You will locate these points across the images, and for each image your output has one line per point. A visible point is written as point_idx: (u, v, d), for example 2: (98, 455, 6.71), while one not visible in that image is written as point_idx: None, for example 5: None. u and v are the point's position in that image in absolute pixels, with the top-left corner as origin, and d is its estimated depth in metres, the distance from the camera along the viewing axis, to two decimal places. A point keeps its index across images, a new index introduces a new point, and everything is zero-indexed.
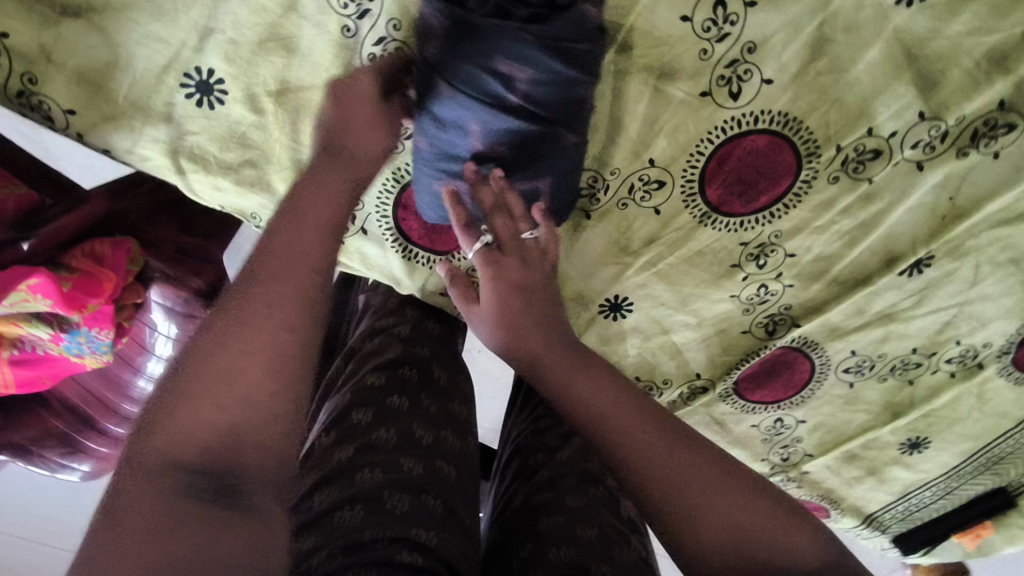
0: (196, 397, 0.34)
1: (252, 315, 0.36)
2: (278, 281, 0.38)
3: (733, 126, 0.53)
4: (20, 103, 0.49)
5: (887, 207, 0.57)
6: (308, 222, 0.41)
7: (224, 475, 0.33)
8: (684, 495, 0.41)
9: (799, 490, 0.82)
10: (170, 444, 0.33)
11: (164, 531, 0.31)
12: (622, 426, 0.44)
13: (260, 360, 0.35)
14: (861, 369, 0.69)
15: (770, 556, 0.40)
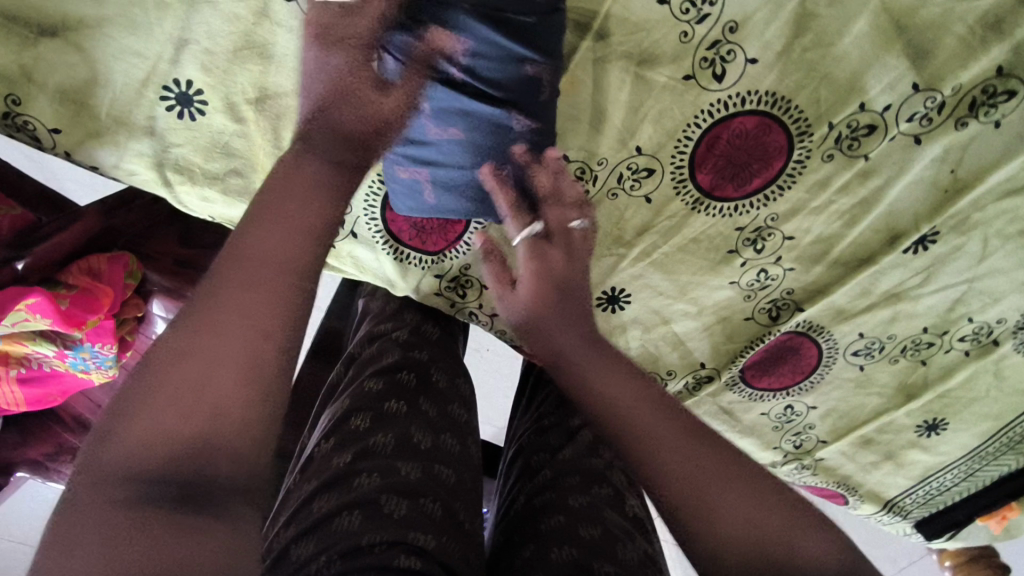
0: (160, 402, 0.32)
1: (227, 316, 0.34)
2: (255, 284, 0.36)
3: (719, 108, 0.52)
4: (7, 125, 0.49)
5: (886, 183, 0.55)
6: (283, 218, 0.38)
7: (191, 482, 0.31)
8: (696, 490, 0.38)
9: (815, 478, 0.79)
10: (132, 452, 0.31)
11: (121, 542, 0.28)
12: (633, 417, 0.41)
13: (233, 364, 0.33)
14: (871, 351, 0.67)
15: (790, 556, 0.36)
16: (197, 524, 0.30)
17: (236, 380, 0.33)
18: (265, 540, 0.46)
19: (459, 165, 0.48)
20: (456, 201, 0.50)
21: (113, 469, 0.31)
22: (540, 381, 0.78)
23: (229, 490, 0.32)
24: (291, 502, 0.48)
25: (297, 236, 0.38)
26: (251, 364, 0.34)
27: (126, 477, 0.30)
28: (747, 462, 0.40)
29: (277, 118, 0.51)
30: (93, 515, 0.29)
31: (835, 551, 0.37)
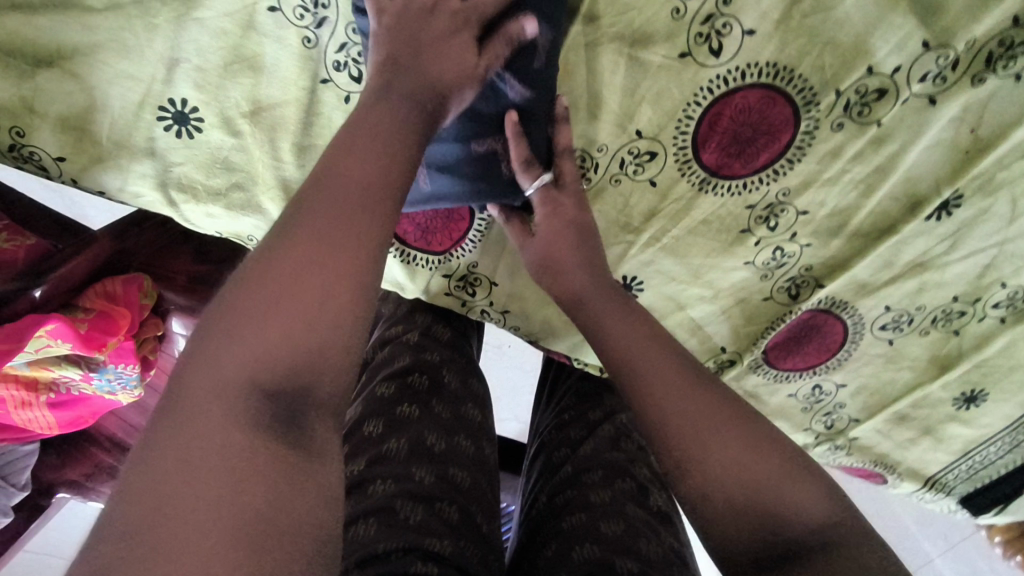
0: (262, 320, 0.31)
1: (326, 241, 0.33)
2: (357, 212, 0.34)
3: (719, 84, 0.51)
4: (14, 156, 0.50)
5: (903, 148, 0.52)
6: (375, 146, 0.37)
7: (297, 404, 0.31)
8: (694, 436, 0.40)
9: (849, 459, 0.76)
10: (245, 364, 0.30)
11: (240, 462, 0.28)
12: (643, 361, 0.44)
13: (336, 292, 0.32)
14: (899, 325, 0.65)
15: (780, 504, 0.38)
16: (303, 459, 0.29)
17: (339, 310, 0.32)
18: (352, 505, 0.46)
19: (453, 141, 0.48)
20: (454, 183, 0.50)
21: (218, 386, 0.30)
22: (559, 375, 0.77)
23: (324, 416, 0.31)
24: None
25: (387, 163, 0.37)
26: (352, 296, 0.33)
27: (235, 392, 0.30)
28: (751, 421, 0.41)
29: (273, 129, 0.51)
30: (210, 433, 0.28)
31: (821, 509, 0.38)
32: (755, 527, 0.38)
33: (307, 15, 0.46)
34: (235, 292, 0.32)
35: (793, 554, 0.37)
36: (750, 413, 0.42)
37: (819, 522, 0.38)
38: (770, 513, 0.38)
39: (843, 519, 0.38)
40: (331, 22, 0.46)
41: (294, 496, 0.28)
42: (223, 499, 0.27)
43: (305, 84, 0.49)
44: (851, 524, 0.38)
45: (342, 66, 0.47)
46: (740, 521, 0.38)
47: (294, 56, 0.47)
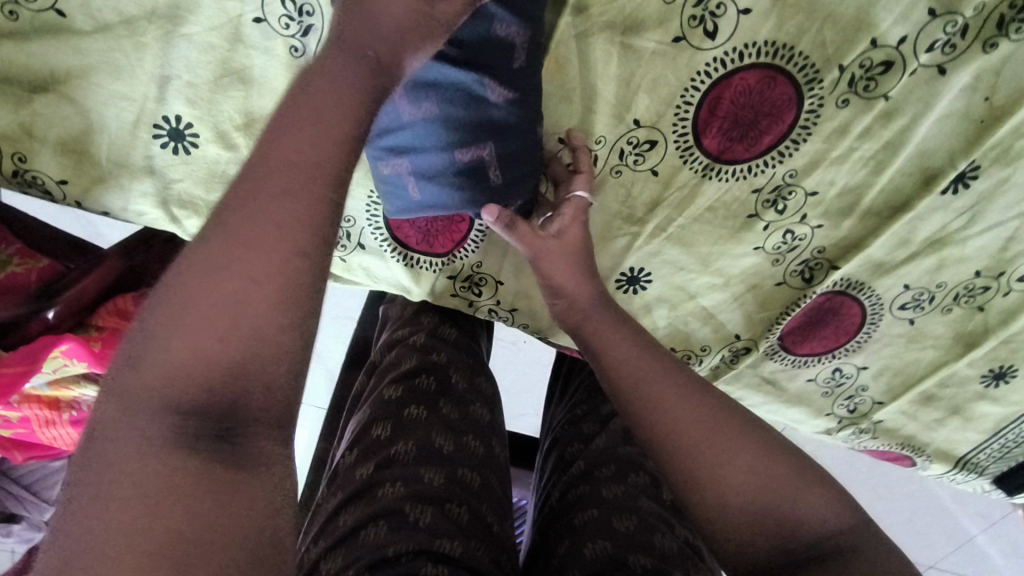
0: (180, 331, 0.31)
1: (255, 243, 0.33)
2: (284, 199, 0.33)
3: (717, 67, 0.49)
4: (18, 182, 0.51)
5: (913, 121, 0.50)
6: (308, 121, 0.34)
7: (222, 420, 0.32)
8: (702, 450, 0.41)
9: (875, 442, 0.75)
10: (176, 373, 0.31)
11: (161, 482, 0.29)
12: (649, 378, 0.45)
13: (264, 294, 0.32)
14: (920, 303, 0.63)
15: (796, 510, 0.40)
16: (228, 475, 0.31)
17: (269, 313, 0.32)
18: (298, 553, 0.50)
19: (439, 150, 0.47)
20: (443, 191, 0.50)
21: (134, 405, 0.31)
22: (573, 369, 0.77)
23: (257, 429, 0.32)
24: (320, 515, 0.51)
25: (324, 142, 0.34)
26: (281, 299, 0.32)
27: (152, 411, 0.31)
28: (759, 430, 0.43)
29: None
30: (128, 456, 0.30)
31: (833, 514, 0.40)
32: (769, 538, 0.39)
33: (292, 24, 0.45)
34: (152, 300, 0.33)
35: (810, 563, 0.38)
36: (758, 424, 0.43)
37: (833, 529, 0.39)
38: (784, 524, 0.40)
39: (853, 524, 0.40)
40: (316, 30, 0.45)
41: (214, 514, 0.29)
42: (140, 520, 0.28)
43: None
44: (865, 527, 0.40)
45: None
46: (756, 527, 0.40)
47: (282, 66, 0.47)
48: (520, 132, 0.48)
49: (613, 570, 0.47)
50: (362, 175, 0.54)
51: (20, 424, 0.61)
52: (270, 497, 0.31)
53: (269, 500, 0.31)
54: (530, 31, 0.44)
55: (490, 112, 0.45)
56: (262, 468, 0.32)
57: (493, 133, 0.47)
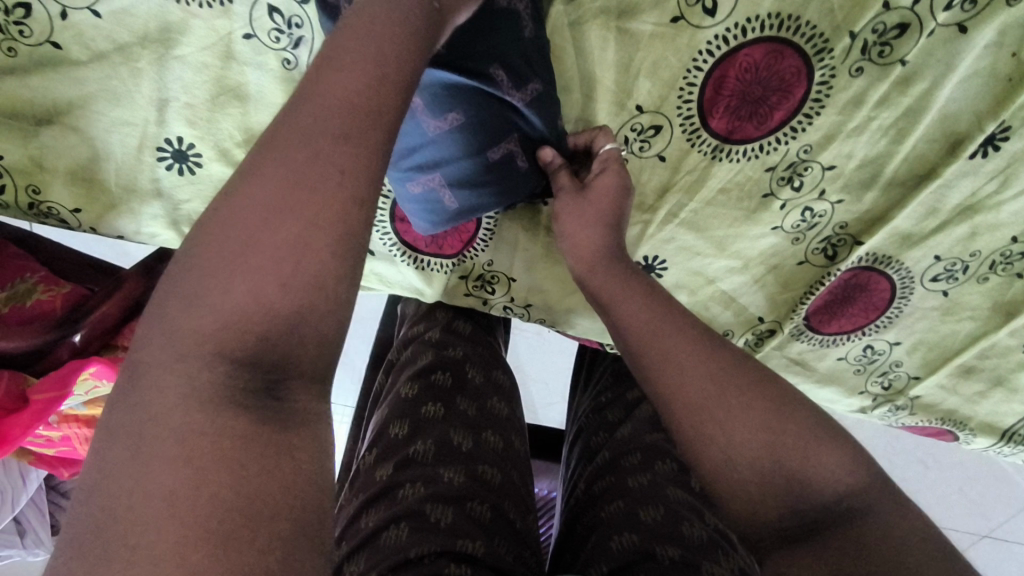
0: (235, 270, 0.28)
1: (312, 171, 0.30)
2: (340, 142, 0.30)
3: (719, 45, 0.47)
4: (35, 214, 0.52)
5: (934, 84, 0.47)
6: (359, 60, 0.32)
7: (272, 374, 0.28)
8: (712, 412, 0.39)
9: (913, 418, 0.72)
10: (224, 320, 0.28)
11: (208, 445, 0.26)
12: (662, 343, 0.43)
13: (318, 237, 0.29)
14: (953, 274, 0.60)
15: (806, 471, 0.38)
16: (277, 435, 0.27)
17: (325, 259, 0.29)
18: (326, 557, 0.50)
19: (466, 157, 0.47)
20: (480, 194, 0.50)
21: (184, 351, 0.28)
22: (596, 359, 0.76)
23: (305, 385, 0.29)
24: (344, 516, 0.52)
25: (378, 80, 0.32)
26: (334, 241, 0.29)
27: (200, 362, 0.28)
28: (769, 384, 0.41)
29: None
30: (174, 408, 0.27)
31: (848, 474, 0.38)
32: (778, 498, 0.37)
33: (282, 37, 0.45)
34: (193, 245, 0.29)
35: (817, 525, 0.37)
36: (768, 379, 0.41)
37: (848, 488, 0.37)
38: (793, 482, 0.38)
39: (865, 485, 0.38)
40: (307, 41, 0.45)
41: (264, 478, 0.26)
42: (187, 486, 0.25)
43: None
44: (881, 486, 0.38)
45: None
46: (766, 490, 0.38)
47: (277, 80, 0.47)
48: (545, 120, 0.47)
49: (640, 561, 0.47)
50: None
51: (62, 443, 0.62)
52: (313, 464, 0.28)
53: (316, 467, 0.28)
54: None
55: (510, 108, 0.46)
56: (310, 431, 0.29)
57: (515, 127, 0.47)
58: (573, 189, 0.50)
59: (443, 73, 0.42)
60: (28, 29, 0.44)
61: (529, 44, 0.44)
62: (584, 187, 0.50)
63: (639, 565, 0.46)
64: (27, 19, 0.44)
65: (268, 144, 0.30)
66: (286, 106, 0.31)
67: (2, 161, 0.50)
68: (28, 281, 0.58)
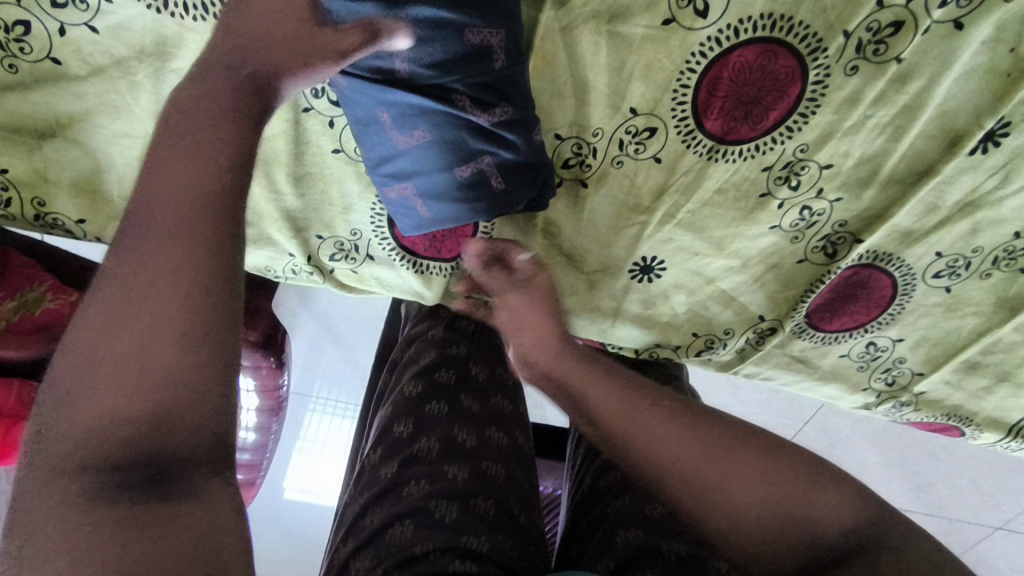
0: (96, 386, 0.29)
1: (155, 277, 0.31)
2: (174, 237, 0.31)
3: (712, 46, 0.47)
4: (41, 225, 0.54)
5: (931, 82, 0.47)
6: (187, 152, 0.33)
7: (154, 463, 0.29)
8: (699, 476, 0.41)
9: (919, 414, 0.71)
10: (88, 430, 0.29)
11: (91, 534, 0.27)
12: (634, 420, 0.44)
13: (168, 336, 0.30)
14: (955, 270, 0.59)
15: (808, 516, 0.39)
16: (160, 508, 0.29)
17: (179, 355, 0.30)
18: (331, 553, 0.52)
19: (439, 169, 0.47)
20: (450, 207, 0.49)
21: (56, 464, 0.28)
22: None
23: (199, 464, 0.30)
24: (350, 513, 0.53)
25: (210, 161, 0.33)
26: (192, 339, 0.30)
27: (69, 474, 0.28)
28: (750, 433, 0.42)
29: (267, 164, 0.53)
30: (48, 517, 0.27)
31: (847, 509, 0.39)
32: (786, 542, 0.39)
33: None
34: (60, 360, 0.30)
35: (832, 565, 0.37)
36: (745, 429, 0.43)
37: (850, 523, 0.38)
38: (797, 526, 0.39)
39: (871, 515, 0.39)
40: None
41: (161, 542, 0.28)
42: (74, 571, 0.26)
43: (289, 116, 0.49)
44: (883, 513, 0.39)
45: (319, 92, 0.48)
46: (774, 538, 0.39)
47: None
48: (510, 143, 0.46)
49: (647, 557, 0.47)
50: (362, 189, 0.55)
51: None
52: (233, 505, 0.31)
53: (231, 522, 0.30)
54: (505, 27, 0.42)
55: (489, 132, 0.45)
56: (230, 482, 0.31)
57: (487, 147, 0.46)
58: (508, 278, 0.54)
59: (404, 92, 0.42)
60: (28, 46, 0.45)
61: (500, 75, 0.43)
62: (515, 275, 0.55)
63: (645, 560, 0.47)
64: (26, 36, 0.44)
65: (117, 253, 0.31)
66: (126, 215, 0.32)
67: (7, 174, 0.51)
68: (37, 290, 0.58)
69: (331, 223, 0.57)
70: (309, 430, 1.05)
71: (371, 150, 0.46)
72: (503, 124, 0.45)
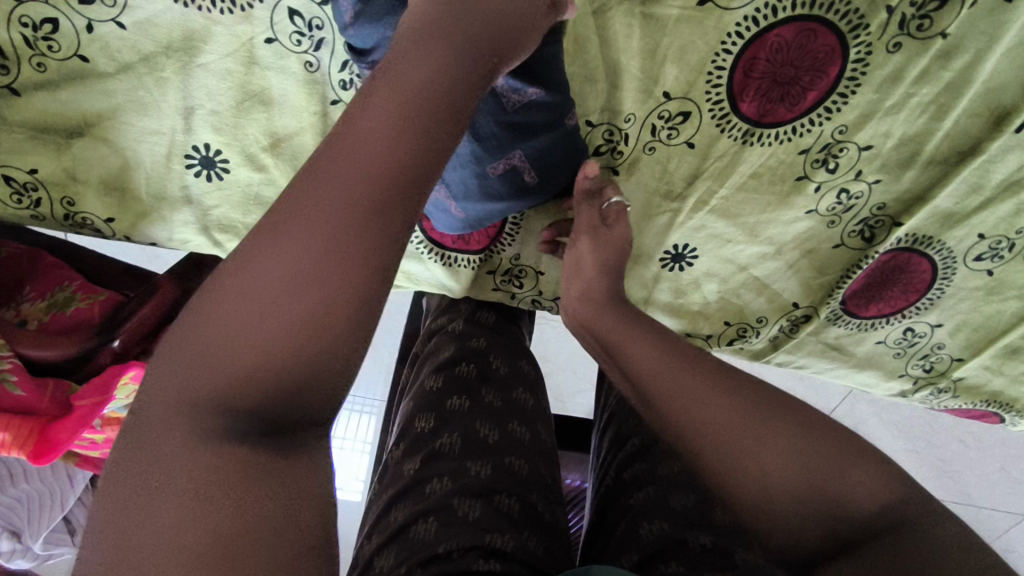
0: (246, 334, 0.28)
1: (327, 236, 0.29)
2: (379, 208, 0.30)
3: (748, 26, 0.46)
4: (71, 223, 0.53)
5: (977, 57, 0.45)
6: (393, 109, 0.31)
7: (279, 418, 0.28)
8: (736, 442, 0.40)
9: (957, 401, 0.70)
10: (225, 379, 0.28)
11: (213, 484, 0.26)
12: (682, 384, 0.43)
13: (332, 303, 0.28)
14: (997, 253, 0.57)
15: (838, 490, 0.39)
16: (286, 462, 0.28)
17: (334, 325, 0.28)
18: (355, 549, 0.51)
19: (472, 166, 0.46)
20: (483, 205, 0.49)
21: (194, 399, 0.28)
22: None
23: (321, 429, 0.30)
24: (374, 510, 0.53)
25: (409, 130, 0.31)
26: (355, 309, 0.29)
27: (201, 413, 0.27)
28: (796, 411, 0.42)
29: (295, 159, 0.51)
30: (174, 451, 0.27)
31: (878, 490, 0.39)
32: (816, 518, 0.39)
33: (304, 40, 0.45)
34: (205, 296, 0.29)
35: (856, 546, 0.38)
36: (790, 404, 0.42)
37: (879, 504, 0.38)
38: (827, 499, 0.39)
39: (903, 496, 0.39)
40: (328, 43, 0.45)
41: (260, 505, 0.26)
42: (191, 519, 0.25)
43: (317, 108, 0.49)
44: (911, 502, 0.39)
45: (348, 83, 0.47)
46: (799, 511, 0.39)
47: (300, 83, 0.47)
48: (547, 129, 0.45)
49: (672, 549, 0.49)
50: None
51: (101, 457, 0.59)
52: (320, 492, 0.28)
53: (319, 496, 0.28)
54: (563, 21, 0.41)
55: (523, 117, 0.44)
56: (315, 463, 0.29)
57: (518, 140, 0.45)
58: (590, 231, 0.53)
59: None
60: (57, 44, 0.44)
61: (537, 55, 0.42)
62: (602, 228, 0.53)
63: (669, 552, 0.49)
64: (54, 34, 0.44)
65: (294, 197, 0.30)
66: (312, 158, 0.31)
67: (38, 174, 0.50)
68: (67, 290, 0.58)
69: None
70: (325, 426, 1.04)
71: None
72: (537, 109, 0.44)
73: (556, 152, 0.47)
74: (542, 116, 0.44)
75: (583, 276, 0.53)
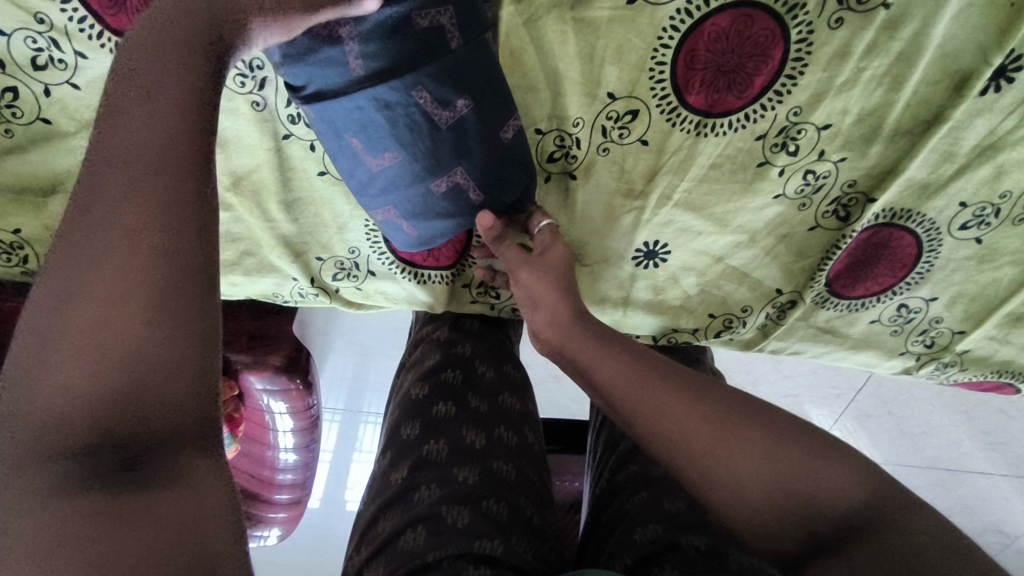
0: (63, 360, 0.27)
1: (99, 258, 0.29)
2: (141, 211, 0.30)
3: (683, 19, 0.45)
4: None
5: (925, 24, 0.44)
6: (148, 113, 0.31)
7: (130, 451, 0.28)
8: (704, 442, 0.40)
9: (965, 375, 0.67)
10: (57, 404, 0.27)
11: (105, 512, 0.26)
12: (652, 395, 0.43)
13: (135, 308, 0.29)
14: (984, 220, 0.55)
15: (812, 487, 0.38)
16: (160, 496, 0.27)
17: (143, 326, 0.29)
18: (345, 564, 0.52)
19: (416, 183, 0.46)
20: (435, 221, 0.50)
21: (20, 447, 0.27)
22: None
23: (178, 447, 0.29)
24: (364, 517, 0.53)
25: (173, 134, 0.31)
26: (159, 311, 0.29)
27: (37, 460, 0.26)
28: (762, 413, 0.42)
29: (257, 193, 0.54)
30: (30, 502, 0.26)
31: (854, 487, 0.38)
32: (791, 519, 0.39)
33: (248, 81, 0.46)
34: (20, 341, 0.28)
35: (832, 541, 0.37)
36: (758, 407, 0.42)
37: (858, 501, 0.38)
38: (800, 493, 0.38)
39: (876, 493, 0.38)
40: (271, 81, 0.47)
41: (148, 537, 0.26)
42: (66, 554, 0.24)
43: (270, 144, 0.51)
44: (894, 494, 0.38)
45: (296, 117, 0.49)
46: (771, 508, 0.39)
47: (251, 122, 0.49)
48: (483, 144, 0.46)
49: (668, 551, 0.49)
50: (352, 208, 0.56)
51: None
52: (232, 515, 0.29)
53: (222, 521, 0.28)
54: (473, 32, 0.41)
55: (458, 129, 0.44)
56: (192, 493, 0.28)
57: (459, 158, 0.45)
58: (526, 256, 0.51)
59: (366, 112, 0.41)
60: (19, 110, 0.47)
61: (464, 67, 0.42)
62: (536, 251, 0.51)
63: (663, 556, 0.48)
64: (16, 101, 0.46)
65: (71, 230, 0.30)
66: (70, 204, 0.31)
67: (21, 234, 0.53)
68: None
69: (328, 244, 0.59)
70: (328, 440, 1.02)
71: (351, 177, 0.46)
72: (468, 119, 0.44)
73: (504, 158, 0.47)
74: (476, 124, 0.44)
75: (545, 303, 0.49)
